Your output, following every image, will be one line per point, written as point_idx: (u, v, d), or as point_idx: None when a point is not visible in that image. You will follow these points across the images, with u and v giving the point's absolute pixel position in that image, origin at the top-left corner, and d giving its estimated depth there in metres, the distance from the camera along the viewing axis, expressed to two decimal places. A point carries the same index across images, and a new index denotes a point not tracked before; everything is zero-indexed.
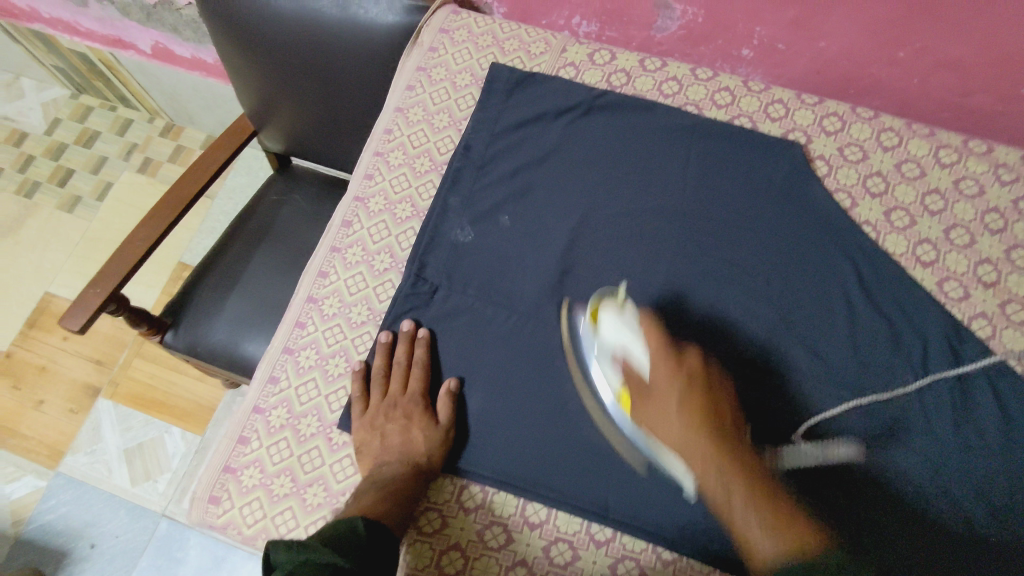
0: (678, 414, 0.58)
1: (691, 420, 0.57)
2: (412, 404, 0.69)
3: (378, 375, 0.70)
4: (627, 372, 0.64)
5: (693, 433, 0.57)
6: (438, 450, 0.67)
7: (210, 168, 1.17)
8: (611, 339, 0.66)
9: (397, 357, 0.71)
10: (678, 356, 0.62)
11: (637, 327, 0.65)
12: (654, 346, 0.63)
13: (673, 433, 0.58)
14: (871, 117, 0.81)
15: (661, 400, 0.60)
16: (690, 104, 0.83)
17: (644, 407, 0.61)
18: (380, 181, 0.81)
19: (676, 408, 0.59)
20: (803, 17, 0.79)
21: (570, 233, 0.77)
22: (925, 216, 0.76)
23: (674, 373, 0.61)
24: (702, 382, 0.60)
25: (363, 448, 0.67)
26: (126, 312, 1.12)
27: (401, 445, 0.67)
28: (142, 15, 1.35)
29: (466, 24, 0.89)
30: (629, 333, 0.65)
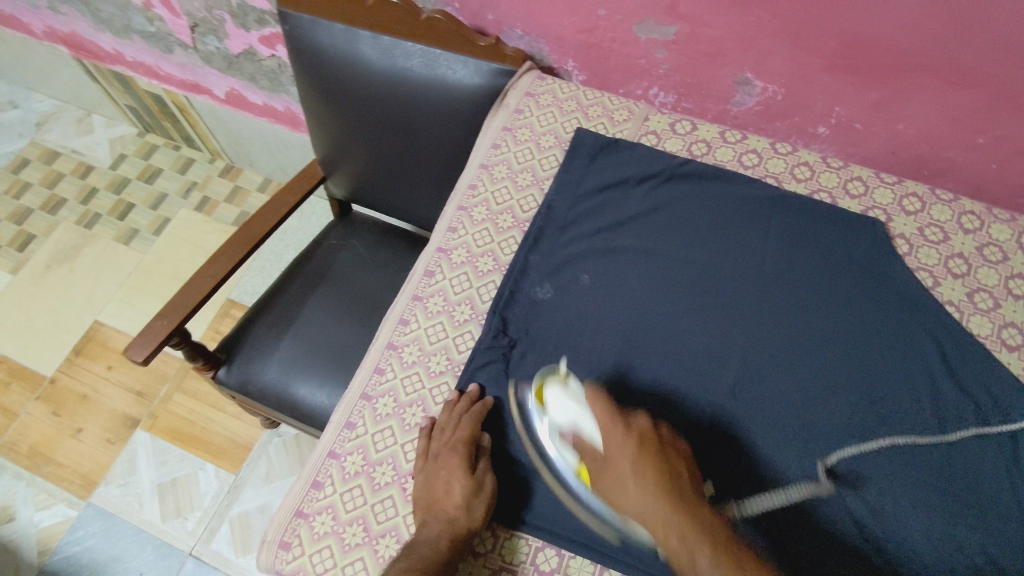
0: (638, 484, 0.59)
1: (654, 490, 0.58)
2: (453, 455, 0.66)
3: (436, 429, 0.69)
4: (582, 452, 0.64)
5: (660, 507, 0.57)
6: (479, 505, 0.64)
7: (280, 211, 1.21)
8: (561, 417, 0.67)
9: (453, 412, 0.70)
10: (633, 426, 0.64)
11: (582, 399, 0.67)
12: (602, 414, 0.64)
13: (629, 500, 0.59)
14: (950, 200, 0.82)
15: (623, 473, 0.60)
16: (770, 176, 0.85)
17: (599, 479, 0.62)
18: (463, 234, 0.83)
19: (634, 482, 0.59)
20: (885, 101, 0.82)
21: (650, 296, 0.78)
22: (1010, 300, 0.76)
23: (624, 440, 0.62)
24: (655, 445, 0.62)
25: (416, 504, 0.66)
26: (186, 346, 1.13)
27: (439, 500, 0.64)
28: (223, 63, 1.42)
29: (552, 90, 0.92)
30: (578, 406, 0.66)
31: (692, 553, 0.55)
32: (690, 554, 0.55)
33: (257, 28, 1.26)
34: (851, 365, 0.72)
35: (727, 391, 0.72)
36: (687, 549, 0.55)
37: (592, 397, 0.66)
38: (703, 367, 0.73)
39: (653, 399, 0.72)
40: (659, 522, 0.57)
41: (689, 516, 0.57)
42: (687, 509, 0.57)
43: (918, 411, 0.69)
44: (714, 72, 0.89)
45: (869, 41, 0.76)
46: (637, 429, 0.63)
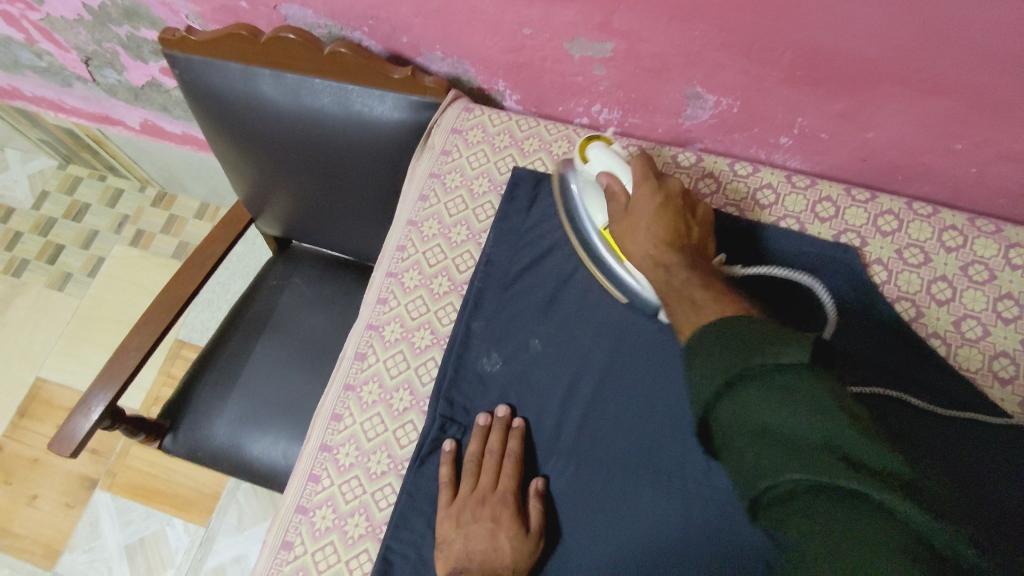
0: (648, 229, 0.64)
1: (658, 237, 0.63)
2: (501, 504, 0.63)
3: (471, 465, 0.66)
4: (613, 201, 0.68)
5: (658, 247, 0.63)
6: (525, 563, 0.61)
7: (207, 263, 1.10)
8: (598, 169, 0.69)
9: (490, 446, 0.66)
10: (663, 185, 0.66)
11: (624, 161, 0.68)
12: (638, 171, 0.66)
13: (643, 245, 0.64)
14: (929, 214, 0.74)
15: (637, 215, 0.65)
16: (731, 205, 0.77)
17: (622, 220, 0.66)
18: (395, 305, 0.74)
19: (646, 226, 0.64)
20: (852, 109, 0.73)
21: (606, 360, 0.70)
22: (999, 325, 0.69)
23: (654, 194, 0.65)
24: (680, 206, 0.66)
25: (444, 546, 0.62)
26: (122, 424, 1.04)
27: (485, 551, 0.61)
28: (130, 95, 1.29)
29: (480, 122, 0.81)
30: (613, 159, 0.68)
31: (678, 280, 0.60)
32: (681, 294, 0.59)
33: (155, 59, 1.13)
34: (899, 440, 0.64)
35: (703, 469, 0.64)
36: (681, 286, 0.60)
37: (631, 162, 0.68)
38: (670, 437, 0.66)
39: (621, 481, 0.65)
40: (660, 264, 0.63)
41: (687, 259, 0.62)
42: (686, 255, 0.62)
43: (985, 476, 0.62)
44: (660, 87, 0.79)
45: (831, 51, 0.66)
46: (663, 186, 0.66)
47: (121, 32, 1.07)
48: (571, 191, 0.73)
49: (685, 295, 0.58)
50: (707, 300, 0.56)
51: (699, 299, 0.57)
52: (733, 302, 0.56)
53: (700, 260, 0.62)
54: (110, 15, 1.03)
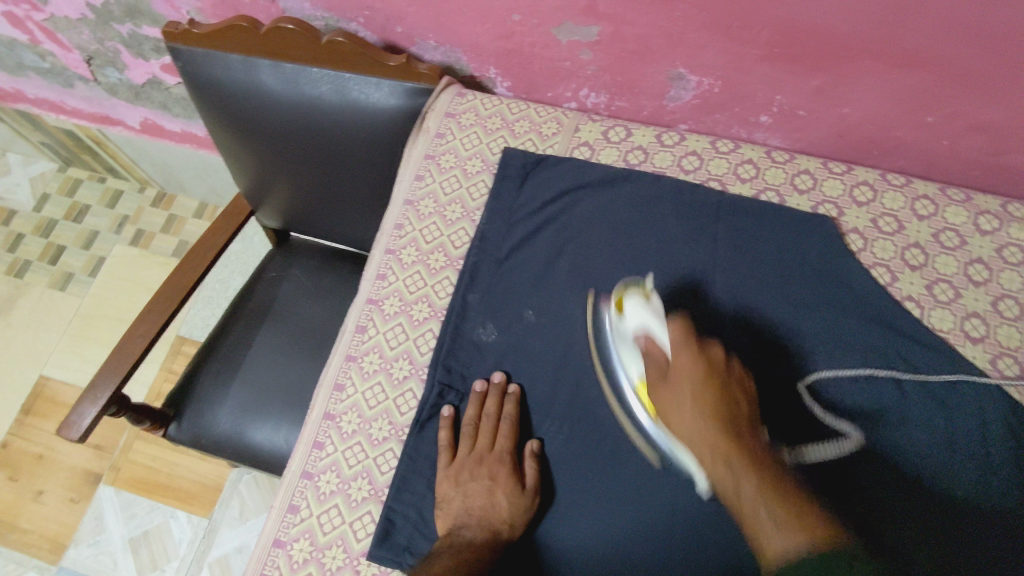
0: (692, 402, 0.59)
1: (706, 416, 0.58)
2: (498, 463, 0.66)
3: (469, 427, 0.69)
4: (651, 359, 0.65)
5: (708, 433, 0.57)
6: (522, 517, 0.64)
7: (209, 253, 1.13)
8: (634, 325, 0.67)
9: (487, 410, 0.69)
10: (703, 348, 0.63)
11: (660, 313, 0.67)
12: (676, 336, 0.64)
13: (684, 422, 0.59)
14: (903, 184, 0.78)
15: (679, 388, 0.61)
16: (713, 179, 0.80)
17: (660, 391, 0.62)
18: (394, 281, 0.77)
19: (693, 404, 0.59)
20: (828, 86, 0.76)
21: (597, 329, 0.73)
22: (970, 288, 0.73)
23: (696, 358, 0.62)
24: (721, 372, 0.61)
25: (445, 503, 0.65)
26: (128, 411, 1.06)
27: (483, 507, 0.64)
28: (131, 94, 1.32)
29: (473, 106, 0.84)
30: (651, 315, 0.66)
31: (738, 483, 0.53)
32: (736, 488, 0.53)
33: (156, 56, 1.16)
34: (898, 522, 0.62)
35: None
36: (733, 476, 0.53)
37: (671, 320, 0.65)
38: None
39: (613, 440, 0.67)
40: (704, 446, 0.57)
41: (735, 444, 0.55)
42: (740, 435, 0.56)
43: (978, 474, 0.63)
44: (644, 69, 0.82)
45: (805, 28, 0.70)
46: (704, 351, 0.62)
47: (123, 30, 1.10)
48: (604, 327, 0.72)
49: (740, 480, 0.53)
50: (766, 507, 0.50)
51: (745, 487, 0.52)
52: (804, 520, 0.49)
53: (763, 455, 0.55)
54: (112, 13, 1.06)
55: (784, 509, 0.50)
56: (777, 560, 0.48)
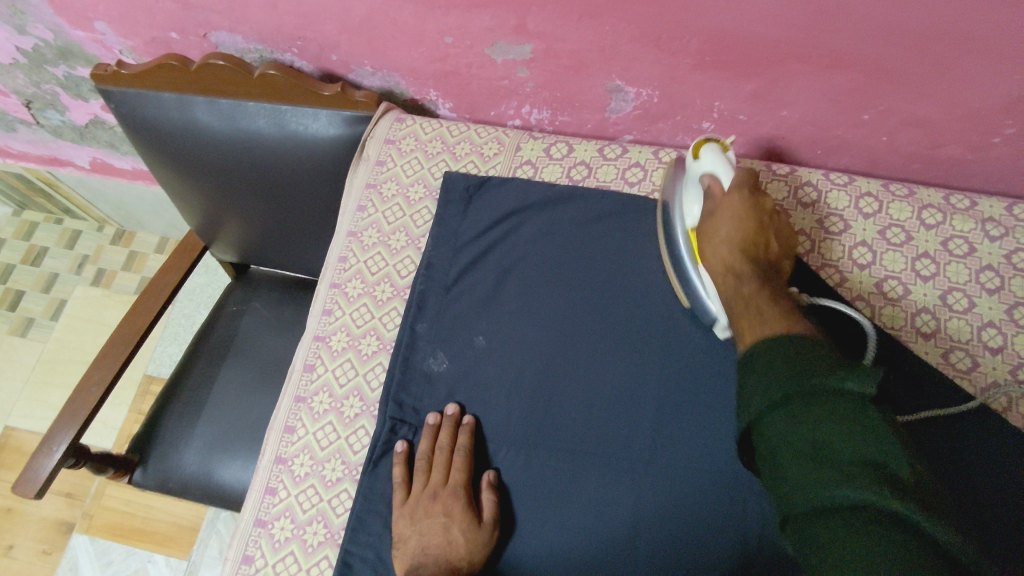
0: (731, 229, 0.63)
1: (736, 246, 0.63)
2: (453, 497, 0.65)
3: (423, 462, 0.68)
4: (707, 198, 0.66)
5: (735, 258, 0.62)
6: (480, 551, 0.63)
7: (162, 293, 1.10)
8: (705, 167, 0.67)
9: (440, 444, 0.68)
10: (759, 196, 0.64)
11: (733, 165, 0.66)
12: (744, 180, 0.64)
13: (721, 245, 0.63)
14: (846, 182, 0.78)
15: (722, 219, 0.64)
16: (658, 190, 0.79)
17: (706, 219, 0.65)
18: (340, 316, 0.75)
19: (727, 235, 0.63)
20: (763, 90, 0.76)
21: (550, 350, 0.72)
22: (918, 283, 0.73)
23: (749, 206, 0.64)
24: (766, 226, 0.64)
25: (401, 544, 0.64)
26: (88, 461, 1.04)
27: (439, 545, 0.64)
28: (75, 134, 1.29)
29: (412, 131, 0.83)
30: (722, 164, 0.66)
31: (743, 293, 0.60)
32: (746, 302, 0.59)
33: (95, 96, 1.13)
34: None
35: (648, 443, 0.67)
36: (746, 308, 0.59)
37: (739, 171, 0.65)
38: (613, 418, 0.68)
39: (572, 463, 0.67)
40: (727, 266, 0.63)
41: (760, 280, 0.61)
42: (760, 276, 0.61)
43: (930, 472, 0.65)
44: (582, 83, 0.82)
45: (732, 36, 0.70)
46: (759, 201, 0.64)
47: (58, 72, 1.08)
48: (669, 203, 0.71)
49: (754, 310, 0.58)
50: (772, 310, 0.57)
51: (760, 309, 0.58)
52: (794, 325, 0.55)
53: (779, 284, 0.61)
54: (44, 56, 1.04)
55: (785, 317, 0.56)
56: (752, 339, 0.56)
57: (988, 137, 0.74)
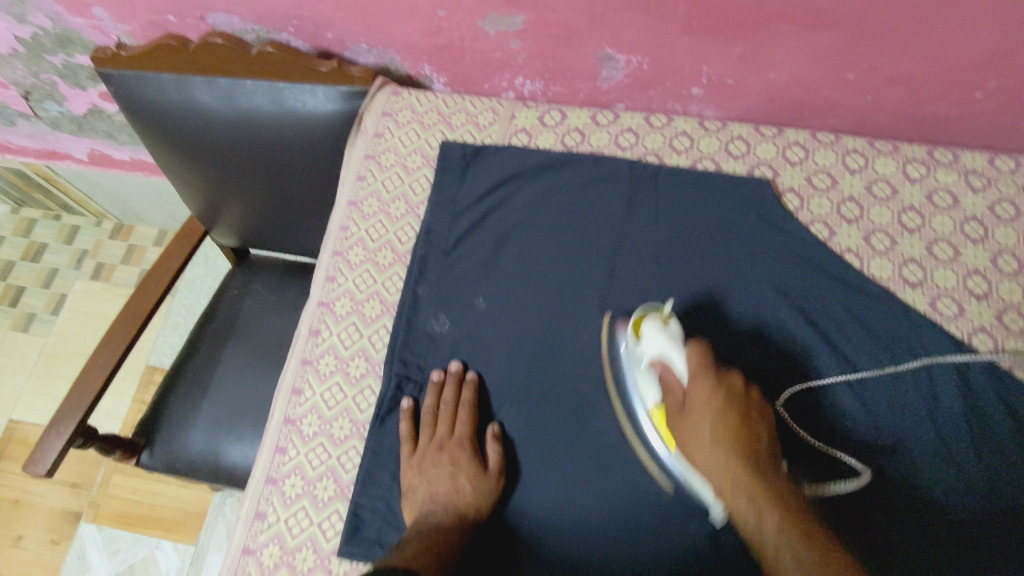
0: (713, 436, 0.59)
1: (732, 454, 0.58)
2: (459, 448, 0.67)
3: (428, 417, 0.70)
4: (666, 384, 0.64)
5: (732, 463, 0.57)
6: (487, 498, 0.65)
7: (165, 277, 1.11)
8: (648, 352, 0.65)
9: (444, 399, 0.70)
10: (721, 379, 0.62)
11: (677, 341, 0.64)
12: (695, 363, 0.62)
13: (714, 461, 0.58)
14: (832, 141, 0.79)
15: (699, 423, 0.60)
16: (650, 154, 0.81)
17: (681, 422, 0.62)
18: (343, 282, 0.77)
19: (710, 433, 0.59)
20: (749, 53, 0.78)
21: (548, 309, 0.74)
22: (905, 236, 0.75)
23: (714, 387, 0.61)
24: (743, 408, 0.60)
25: (410, 493, 0.66)
26: (96, 443, 1.05)
27: (448, 492, 0.65)
28: (74, 126, 1.31)
29: (409, 103, 0.85)
30: (668, 344, 0.64)
31: (762, 526, 0.54)
32: (748, 500, 0.55)
33: (94, 85, 1.15)
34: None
35: None
36: (754, 505, 0.55)
37: (691, 348, 0.63)
38: (610, 371, 0.70)
39: (574, 415, 0.69)
40: (727, 483, 0.57)
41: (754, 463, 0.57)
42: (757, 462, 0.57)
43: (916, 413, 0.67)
44: (573, 52, 0.84)
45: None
46: (726, 385, 0.61)
47: (57, 62, 1.09)
48: (616, 329, 0.71)
49: (755, 513, 0.55)
50: (776, 527, 0.53)
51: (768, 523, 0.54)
52: (831, 561, 0.51)
53: (762, 450, 0.59)
54: (43, 45, 1.05)
55: (817, 555, 0.52)
56: None
57: (968, 93, 0.77)
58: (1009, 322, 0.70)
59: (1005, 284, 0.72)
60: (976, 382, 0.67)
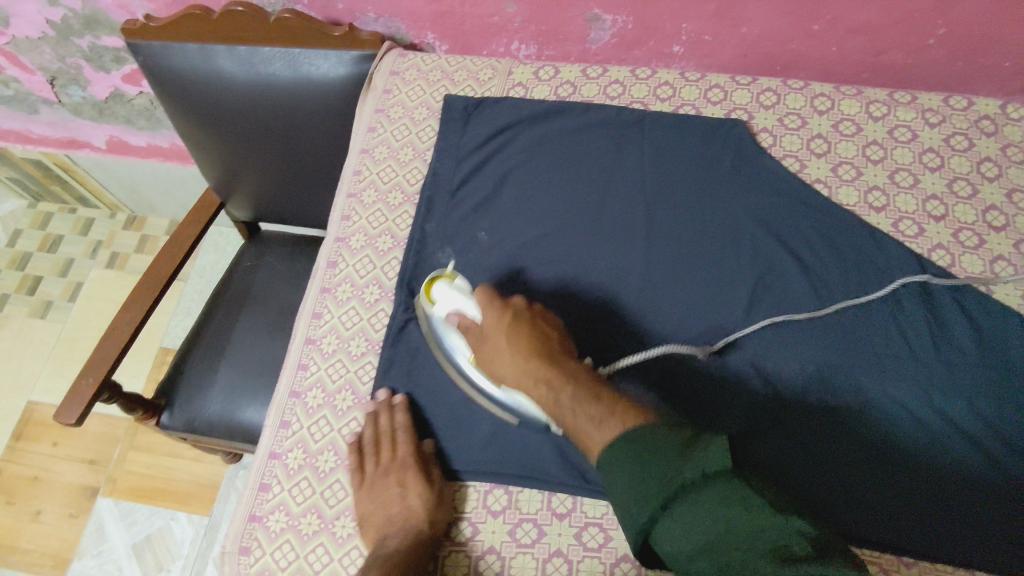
0: (510, 353, 0.64)
1: (518, 354, 0.64)
2: (406, 468, 0.67)
3: (369, 444, 0.70)
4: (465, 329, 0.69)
5: (529, 367, 0.63)
6: (439, 512, 0.66)
7: (184, 245, 1.19)
8: (440, 311, 0.71)
9: (383, 426, 0.70)
10: (506, 305, 0.68)
11: (466, 293, 0.70)
12: (482, 301, 0.68)
13: (514, 375, 0.64)
14: (801, 87, 0.87)
15: (497, 342, 0.65)
16: (636, 101, 0.88)
17: (484, 352, 0.67)
18: (358, 220, 0.84)
19: (509, 353, 0.64)
20: (723, 8, 0.86)
21: (546, 238, 0.81)
22: (869, 166, 0.82)
23: (502, 320, 0.66)
24: (529, 324, 0.66)
25: (366, 520, 0.66)
26: (120, 398, 1.10)
27: (400, 514, 0.65)
28: (95, 112, 1.38)
29: (414, 64, 0.93)
30: (459, 296, 0.70)
31: (575, 417, 0.58)
32: (570, 413, 0.58)
33: (117, 67, 1.23)
34: (826, 473, 0.67)
35: (635, 307, 0.76)
36: (579, 413, 0.58)
37: (473, 292, 0.69)
38: (603, 291, 0.78)
39: (572, 327, 0.76)
40: (531, 384, 0.62)
41: (585, 386, 0.60)
42: (549, 357, 0.63)
43: (882, 321, 0.74)
44: (564, 14, 0.91)
45: None
46: (512, 308, 0.68)
47: (83, 44, 1.17)
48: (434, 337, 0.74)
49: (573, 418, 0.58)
50: (599, 419, 0.56)
51: (598, 429, 0.56)
52: (631, 415, 0.56)
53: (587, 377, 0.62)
54: (71, 27, 1.13)
55: (618, 411, 0.57)
56: (602, 447, 0.55)
57: (922, 38, 0.84)
58: (965, 239, 0.77)
59: (960, 207, 0.79)
60: (936, 289, 0.75)
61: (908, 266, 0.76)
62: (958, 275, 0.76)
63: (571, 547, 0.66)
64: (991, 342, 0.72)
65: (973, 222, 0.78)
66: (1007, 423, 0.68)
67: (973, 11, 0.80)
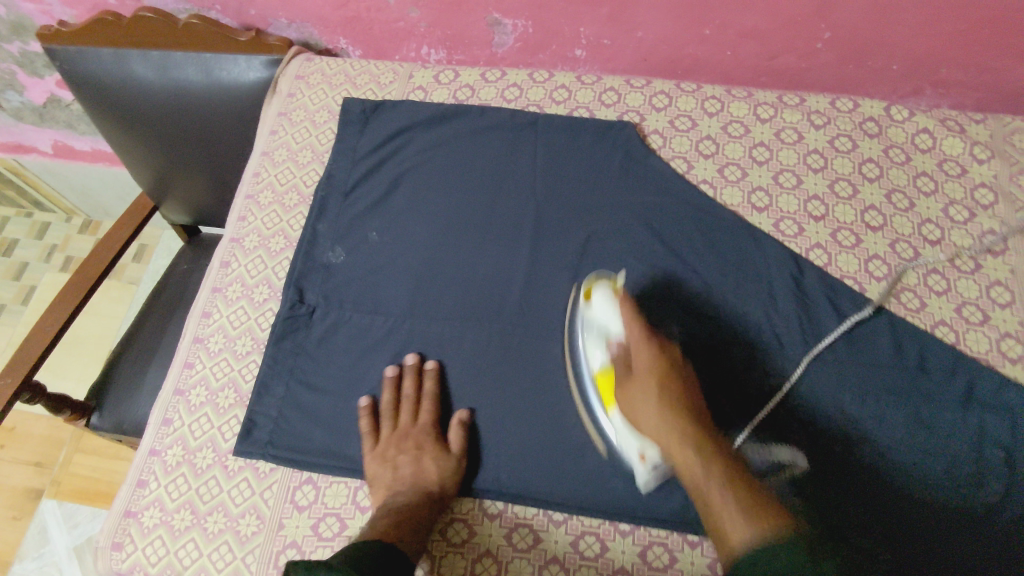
0: (659, 402, 0.61)
1: (668, 409, 0.60)
2: (422, 433, 0.71)
3: (388, 408, 0.72)
4: (617, 359, 0.67)
5: (672, 423, 0.60)
6: (452, 478, 0.68)
7: (115, 245, 1.19)
8: (599, 318, 0.70)
9: (406, 391, 0.73)
10: (662, 342, 0.65)
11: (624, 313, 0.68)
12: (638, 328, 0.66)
13: (652, 422, 0.61)
14: (694, 90, 0.88)
15: (648, 386, 0.63)
16: (532, 104, 0.90)
17: (628, 393, 0.64)
18: (253, 221, 0.86)
19: (655, 398, 0.61)
20: (615, 12, 0.87)
21: (435, 238, 0.82)
22: (755, 167, 0.83)
23: (655, 355, 0.64)
24: (682, 372, 0.64)
25: (376, 480, 0.68)
26: (44, 398, 1.10)
27: (412, 475, 0.68)
28: (36, 116, 1.40)
29: (319, 68, 0.95)
30: (614, 317, 0.68)
31: (707, 494, 0.55)
32: (705, 495, 0.56)
33: (49, 72, 1.24)
34: None
35: (515, 307, 0.77)
36: (721, 505, 0.54)
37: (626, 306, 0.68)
38: (487, 292, 0.78)
39: (453, 325, 0.77)
40: (673, 440, 0.59)
41: (733, 469, 0.56)
42: (701, 431, 0.59)
43: (753, 318, 0.75)
44: (465, 19, 0.93)
45: None
46: (669, 351, 0.65)
47: (13, 49, 1.19)
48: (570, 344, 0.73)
49: (708, 510, 0.55)
50: (731, 504, 0.53)
51: (724, 499, 0.54)
52: (766, 516, 0.52)
53: (737, 463, 0.57)
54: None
55: (754, 505, 0.53)
56: (737, 550, 0.51)
57: (810, 42, 0.85)
58: (843, 238, 0.78)
59: (841, 207, 0.80)
60: (809, 286, 0.76)
61: (784, 264, 0.77)
62: (834, 274, 0.77)
63: (436, 542, 0.67)
64: (857, 339, 0.73)
65: (852, 222, 0.79)
66: (871, 420, 0.69)
67: (852, 15, 0.81)
